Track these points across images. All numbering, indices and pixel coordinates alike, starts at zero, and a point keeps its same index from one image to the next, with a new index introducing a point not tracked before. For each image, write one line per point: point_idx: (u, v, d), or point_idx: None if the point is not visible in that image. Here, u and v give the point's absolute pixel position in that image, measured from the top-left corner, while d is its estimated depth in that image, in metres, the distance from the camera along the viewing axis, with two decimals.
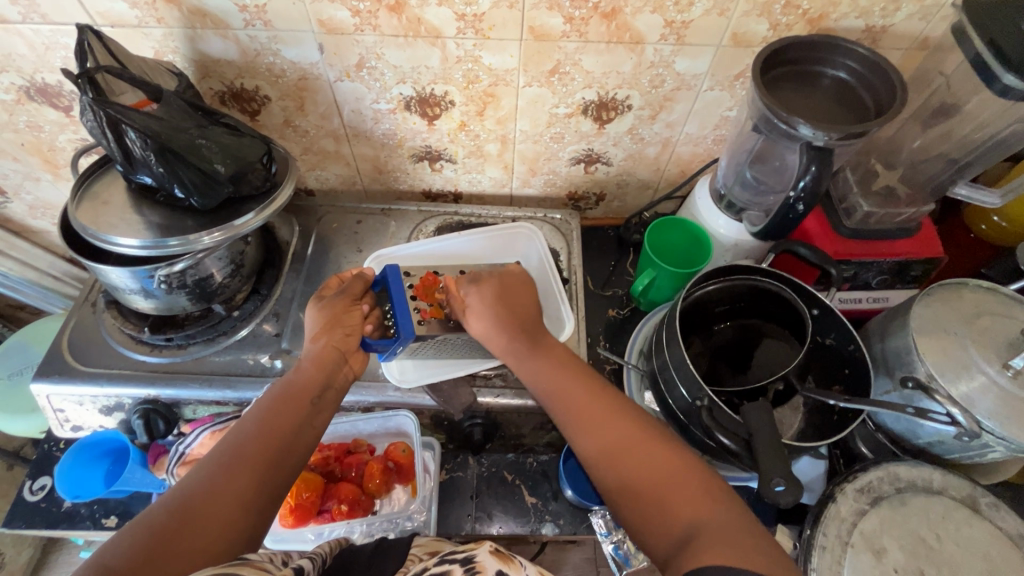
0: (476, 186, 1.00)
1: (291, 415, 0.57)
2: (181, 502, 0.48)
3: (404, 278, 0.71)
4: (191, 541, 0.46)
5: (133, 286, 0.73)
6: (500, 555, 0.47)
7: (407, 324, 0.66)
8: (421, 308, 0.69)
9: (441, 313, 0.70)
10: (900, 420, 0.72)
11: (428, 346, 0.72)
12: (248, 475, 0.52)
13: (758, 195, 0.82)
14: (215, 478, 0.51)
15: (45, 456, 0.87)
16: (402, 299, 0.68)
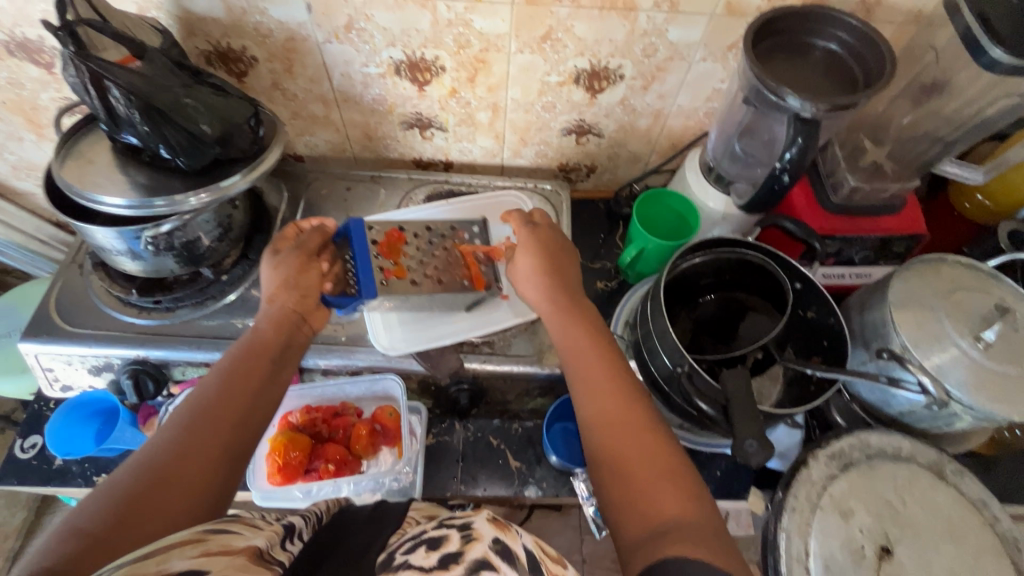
0: (467, 155, 0.99)
1: (255, 375, 0.60)
2: (150, 460, 0.50)
3: (368, 233, 0.75)
4: (166, 495, 0.48)
5: (120, 247, 0.73)
6: (497, 523, 0.47)
7: (370, 285, 0.71)
8: (384, 267, 0.74)
9: (404, 274, 0.74)
10: (874, 391, 0.75)
11: (391, 303, 0.76)
12: (222, 433, 0.54)
13: (745, 169, 0.83)
14: (182, 435, 0.52)
15: (35, 416, 0.86)
16: (367, 256, 0.72)
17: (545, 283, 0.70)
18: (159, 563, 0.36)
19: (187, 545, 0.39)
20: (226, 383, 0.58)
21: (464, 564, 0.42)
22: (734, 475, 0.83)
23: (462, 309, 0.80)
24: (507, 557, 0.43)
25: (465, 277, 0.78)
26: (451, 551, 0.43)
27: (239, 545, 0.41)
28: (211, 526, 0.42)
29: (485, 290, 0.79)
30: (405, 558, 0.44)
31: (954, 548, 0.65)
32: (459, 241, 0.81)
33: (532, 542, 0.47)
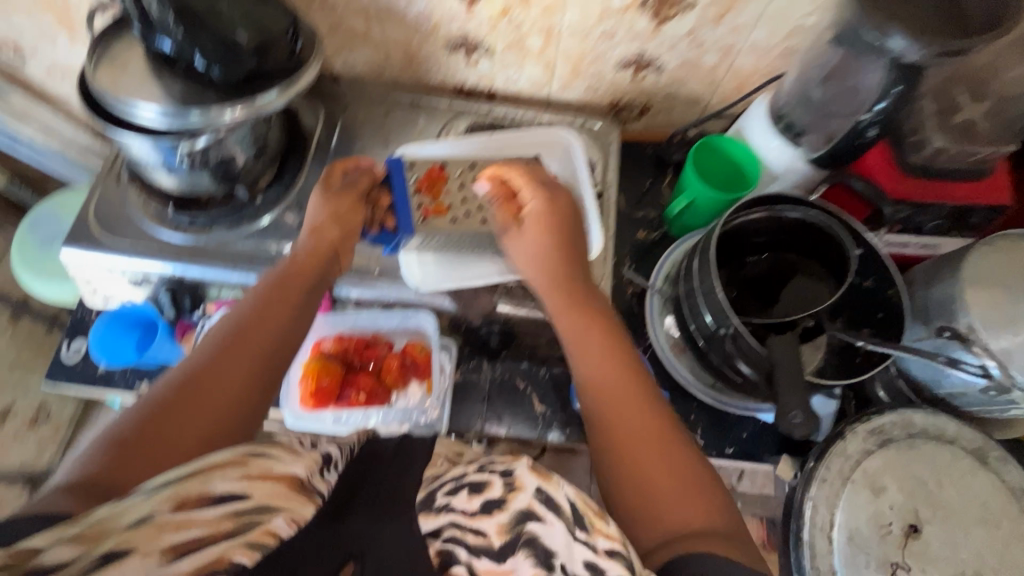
0: (513, 85, 0.93)
1: (285, 307, 0.61)
2: (182, 380, 0.53)
3: (407, 173, 0.76)
4: (192, 416, 0.51)
5: (156, 160, 0.72)
6: (539, 470, 0.47)
7: (406, 222, 0.74)
8: (424, 205, 0.75)
9: (443, 211, 0.75)
10: (926, 368, 0.71)
11: (433, 242, 0.75)
12: (246, 371, 0.56)
13: (819, 119, 0.75)
14: (213, 359, 0.55)
15: (80, 322, 0.89)
16: (405, 197, 0.75)
17: (560, 260, 0.69)
18: (203, 484, 0.40)
19: (229, 467, 0.42)
20: (254, 317, 0.59)
21: (508, 512, 0.44)
22: (760, 438, 0.82)
23: (518, 252, 0.76)
24: (552, 509, 0.44)
25: (496, 216, 0.73)
26: (494, 497, 0.45)
27: (280, 471, 0.44)
28: (251, 448, 0.45)
29: (519, 224, 0.72)
30: (448, 500, 0.45)
31: (985, 532, 0.63)
32: (498, 168, 0.74)
33: (574, 490, 0.47)
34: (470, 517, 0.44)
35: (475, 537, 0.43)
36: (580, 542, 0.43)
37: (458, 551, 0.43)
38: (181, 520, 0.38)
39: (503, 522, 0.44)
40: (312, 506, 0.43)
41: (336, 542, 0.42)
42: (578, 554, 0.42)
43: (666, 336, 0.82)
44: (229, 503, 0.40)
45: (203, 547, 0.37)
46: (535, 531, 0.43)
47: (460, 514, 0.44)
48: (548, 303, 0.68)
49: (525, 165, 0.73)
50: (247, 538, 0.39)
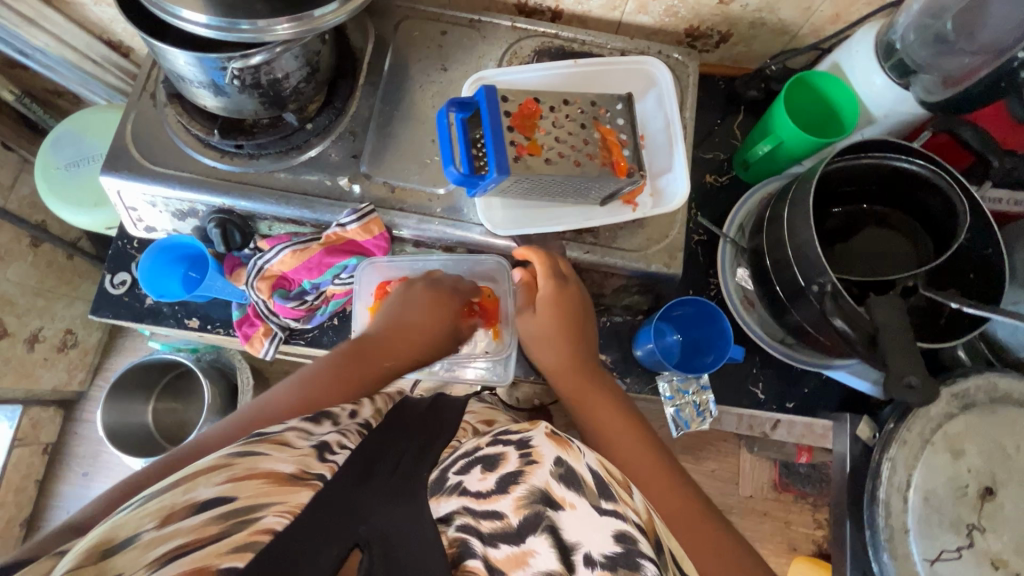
0: (582, 4, 0.83)
1: (420, 329, 0.70)
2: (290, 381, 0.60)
3: (502, 104, 0.67)
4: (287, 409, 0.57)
5: (201, 78, 0.64)
6: (557, 440, 0.50)
7: (503, 160, 0.64)
8: (518, 142, 0.66)
9: (540, 150, 0.66)
10: (1016, 332, 0.68)
11: (519, 185, 0.68)
12: (330, 387, 0.60)
13: (942, 57, 0.66)
14: (321, 366, 0.63)
15: (120, 253, 0.83)
16: (501, 130, 0.65)
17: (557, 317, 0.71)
18: (186, 493, 0.40)
19: (214, 471, 0.42)
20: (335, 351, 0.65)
21: (525, 487, 0.46)
22: (821, 395, 0.81)
23: (597, 203, 0.73)
24: (572, 483, 0.47)
25: (604, 162, 0.67)
26: (509, 472, 0.47)
27: (266, 467, 0.43)
28: (242, 447, 0.45)
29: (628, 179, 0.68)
30: (460, 480, 0.47)
31: None
32: (600, 119, 0.70)
33: (594, 460, 0.51)
34: (483, 497, 0.45)
35: (490, 520, 0.44)
36: (611, 516, 0.46)
37: (473, 539, 0.44)
38: (163, 533, 0.38)
39: (520, 497, 0.45)
40: (306, 494, 0.42)
41: (338, 527, 0.39)
42: (604, 526, 0.45)
43: (737, 288, 0.80)
44: (214, 508, 0.39)
45: (189, 552, 0.36)
46: (554, 515, 0.45)
47: (472, 496, 0.45)
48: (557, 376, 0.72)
49: (627, 121, 0.71)
50: (232, 542, 0.37)
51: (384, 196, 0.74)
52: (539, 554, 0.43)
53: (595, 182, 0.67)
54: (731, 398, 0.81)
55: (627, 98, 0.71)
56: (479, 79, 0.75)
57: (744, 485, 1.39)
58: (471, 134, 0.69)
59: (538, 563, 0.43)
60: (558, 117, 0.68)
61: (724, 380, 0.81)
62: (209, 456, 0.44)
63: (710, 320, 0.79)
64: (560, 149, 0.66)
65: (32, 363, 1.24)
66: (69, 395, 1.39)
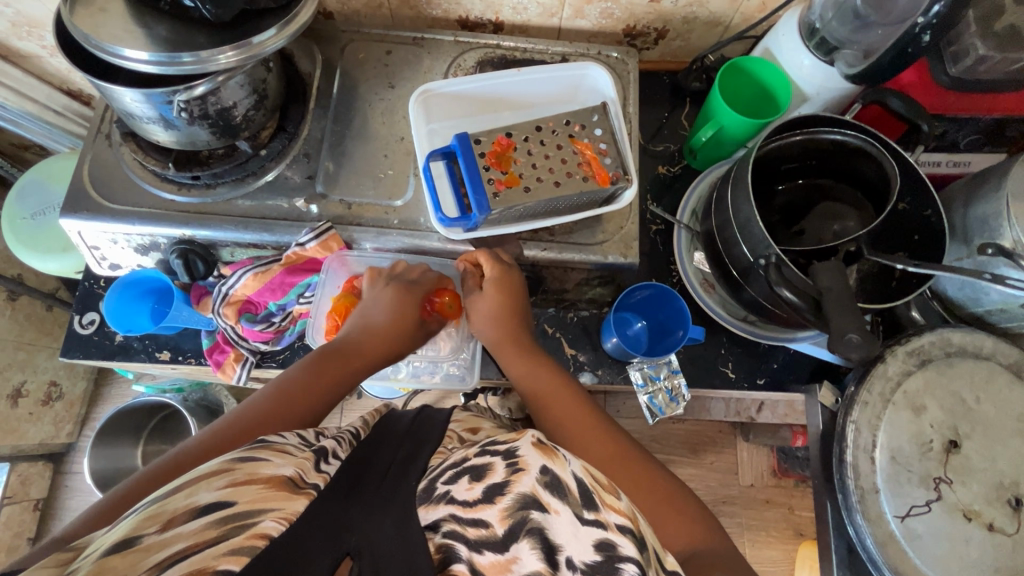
0: (521, 14, 0.86)
1: (398, 329, 0.71)
2: (279, 388, 0.61)
3: (475, 147, 0.70)
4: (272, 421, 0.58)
5: (151, 114, 0.66)
6: (544, 448, 0.47)
7: (482, 199, 0.67)
8: (495, 178, 0.68)
9: (517, 181, 0.68)
10: (963, 287, 0.70)
11: (509, 217, 0.70)
12: (307, 397, 0.62)
13: (859, 31, 0.69)
14: (306, 373, 0.64)
15: (88, 294, 0.84)
16: (475, 171, 0.68)
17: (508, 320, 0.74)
18: (187, 498, 0.41)
19: (215, 476, 0.43)
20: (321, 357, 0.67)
21: (511, 496, 0.44)
22: (791, 368, 0.82)
23: (596, 205, 0.72)
24: (557, 492, 0.45)
25: (586, 175, 0.69)
26: (496, 483, 0.45)
27: (266, 472, 0.44)
28: (244, 453, 0.46)
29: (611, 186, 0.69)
30: (448, 489, 0.47)
31: (1023, 444, 0.64)
32: (575, 135, 0.72)
33: (582, 468, 0.48)
34: (470, 506, 0.45)
35: (476, 529, 0.44)
36: (591, 522, 0.44)
37: (459, 546, 0.44)
38: (166, 537, 0.38)
39: (506, 507, 0.44)
40: (303, 501, 0.43)
41: (329, 537, 0.40)
42: (586, 535, 0.43)
43: (696, 272, 0.81)
44: (212, 512, 0.40)
45: (192, 554, 0.37)
46: (539, 520, 0.44)
47: (459, 505, 0.45)
48: (527, 384, 0.72)
49: (604, 130, 0.72)
50: (231, 545, 0.38)
51: (342, 213, 0.75)
52: (524, 560, 0.42)
53: (582, 197, 0.69)
54: (704, 379, 0.82)
55: (603, 106, 0.73)
56: (424, 92, 0.76)
57: (743, 475, 1.39)
58: (459, 178, 0.73)
59: (523, 568, 0.42)
60: (534, 144, 0.71)
61: (695, 362, 0.82)
62: (212, 460, 0.45)
63: (668, 302, 0.80)
64: (538, 175, 0.68)
65: (16, 419, 1.23)
66: (57, 448, 1.37)
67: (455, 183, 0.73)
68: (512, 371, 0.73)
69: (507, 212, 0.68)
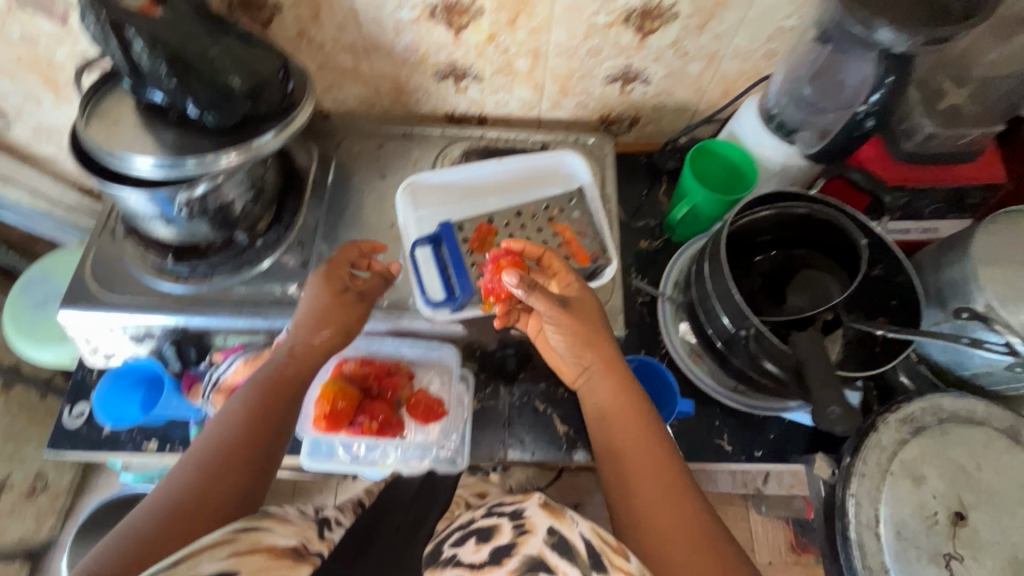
0: (503, 108, 0.93)
1: (341, 315, 0.68)
2: (239, 414, 0.58)
3: (458, 234, 0.80)
4: (233, 463, 0.54)
5: (153, 212, 0.70)
6: (550, 509, 0.47)
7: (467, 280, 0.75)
8: (479, 262, 0.78)
9: (499, 263, 0.77)
10: (947, 352, 0.70)
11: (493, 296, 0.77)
12: (261, 419, 0.59)
13: (812, 115, 0.75)
14: (262, 390, 0.61)
15: (80, 384, 0.86)
16: (460, 257, 0.78)
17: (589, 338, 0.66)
18: (190, 567, 0.39)
19: (218, 546, 0.41)
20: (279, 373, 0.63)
21: (518, 558, 0.42)
22: (788, 438, 0.81)
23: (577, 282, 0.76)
24: (565, 553, 0.42)
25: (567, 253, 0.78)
26: (503, 544, 0.44)
27: (269, 542, 0.43)
28: (245, 522, 0.44)
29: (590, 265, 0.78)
30: (454, 553, 0.46)
31: None
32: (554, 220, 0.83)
33: (591, 527, 0.46)
34: (477, 569, 0.43)
35: None
36: None
37: None
38: None
39: (514, 569, 0.41)
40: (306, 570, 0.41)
41: None
42: None
43: (683, 343, 0.82)
44: None
45: None
46: None
47: (466, 568, 0.43)
48: (607, 420, 0.64)
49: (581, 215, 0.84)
50: None
51: None
52: None
53: None
54: (700, 453, 0.80)
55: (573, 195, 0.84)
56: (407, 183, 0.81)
57: (758, 552, 1.32)
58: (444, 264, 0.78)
59: None
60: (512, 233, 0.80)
61: (690, 436, 0.81)
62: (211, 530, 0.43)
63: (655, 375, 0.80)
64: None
65: None
66: (37, 546, 1.31)
67: (441, 267, 0.78)
68: (591, 409, 0.66)
69: None
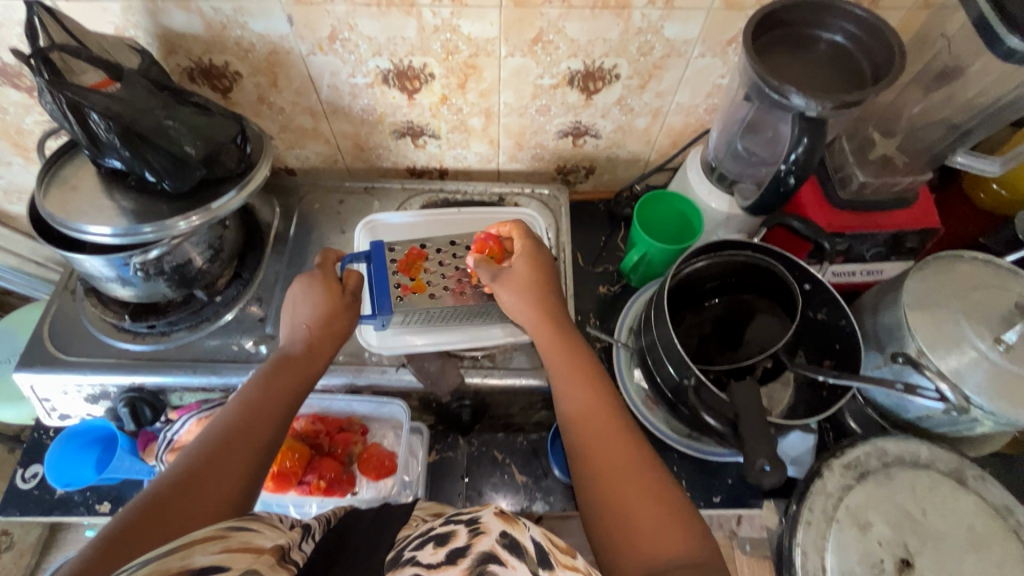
0: (462, 162, 0.97)
1: (342, 316, 0.67)
2: (246, 403, 0.57)
3: (387, 254, 0.75)
4: (240, 454, 0.53)
5: (110, 274, 0.71)
6: (505, 516, 0.44)
7: (384, 303, 0.71)
8: (402, 283, 0.73)
9: (423, 288, 0.73)
10: (890, 396, 0.72)
11: (415, 318, 0.74)
12: (269, 411, 0.57)
13: (748, 168, 0.80)
14: (265, 382, 0.60)
15: (36, 445, 0.86)
16: (384, 276, 0.73)
17: (544, 309, 0.68)
18: (183, 560, 0.38)
19: (210, 542, 0.40)
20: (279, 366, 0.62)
21: (472, 556, 0.39)
22: (745, 484, 0.81)
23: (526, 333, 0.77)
24: (516, 550, 0.40)
25: None
26: (459, 546, 0.41)
27: (259, 544, 0.42)
28: (237, 523, 0.44)
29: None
30: (413, 553, 0.41)
31: (977, 559, 0.62)
32: None
33: (540, 532, 0.44)
34: (434, 568, 0.39)
35: None
36: None
37: None
38: None
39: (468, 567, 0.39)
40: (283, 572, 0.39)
41: None
42: None
43: (637, 389, 0.83)
44: None
45: None
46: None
47: (424, 567, 0.39)
48: (583, 425, 0.60)
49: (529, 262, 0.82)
50: None
51: None
52: None
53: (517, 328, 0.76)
54: None
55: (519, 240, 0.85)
56: (369, 221, 0.85)
57: None
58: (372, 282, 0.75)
59: None
60: (444, 257, 0.76)
61: None
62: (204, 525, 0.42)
63: None
64: (443, 284, 0.73)
65: None
66: None
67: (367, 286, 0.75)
68: (569, 410, 0.62)
69: (411, 315, 0.73)
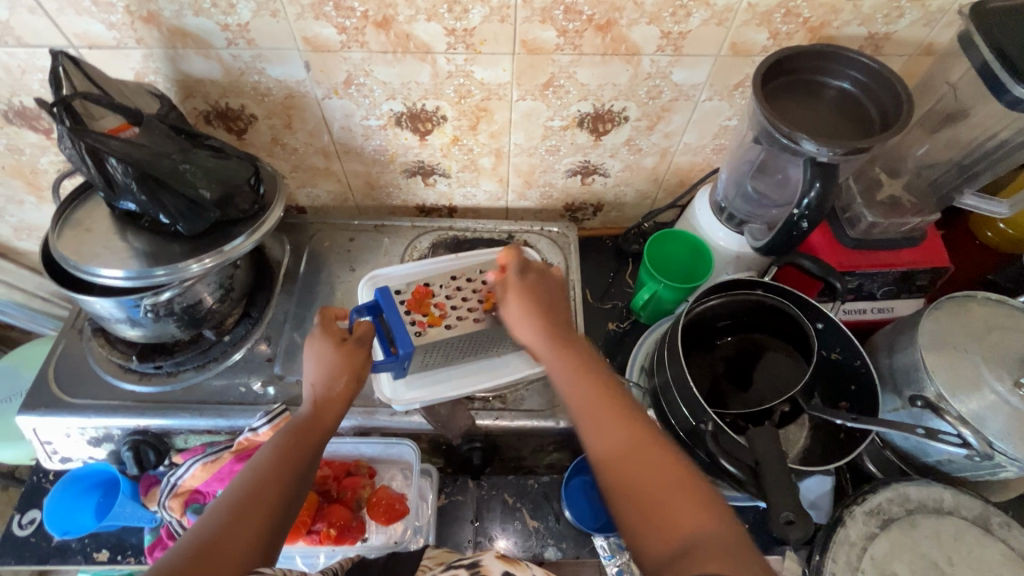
0: (471, 200, 0.97)
1: (355, 361, 0.64)
2: (257, 471, 0.55)
3: (395, 295, 0.71)
4: (248, 522, 0.51)
5: (119, 316, 0.71)
6: (506, 558, 0.44)
7: (405, 338, 0.67)
8: (418, 320, 0.70)
9: (440, 321, 0.70)
10: (909, 439, 0.71)
11: (435, 355, 0.72)
12: (275, 473, 0.55)
13: (759, 208, 0.81)
14: (280, 445, 0.57)
15: (34, 489, 0.86)
16: (398, 318, 0.68)
17: (550, 338, 0.63)
18: None
19: None
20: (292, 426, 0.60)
21: None
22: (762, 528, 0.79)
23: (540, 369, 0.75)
24: None
25: None
26: None
27: None
28: None
29: None
30: None
31: None
32: None
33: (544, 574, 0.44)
34: None
35: None
36: None
37: None
38: None
39: None
40: None
41: None
42: None
43: None
44: None
45: None
46: None
47: None
48: (615, 467, 0.53)
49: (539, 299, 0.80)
50: None
51: (296, 394, 0.78)
52: None
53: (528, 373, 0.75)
54: None
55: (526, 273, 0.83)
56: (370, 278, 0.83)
57: None
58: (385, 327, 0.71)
59: None
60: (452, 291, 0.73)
61: None
62: None
63: None
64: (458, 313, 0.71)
65: None
66: None
67: (382, 333, 0.71)
68: (599, 450, 0.54)
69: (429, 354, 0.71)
